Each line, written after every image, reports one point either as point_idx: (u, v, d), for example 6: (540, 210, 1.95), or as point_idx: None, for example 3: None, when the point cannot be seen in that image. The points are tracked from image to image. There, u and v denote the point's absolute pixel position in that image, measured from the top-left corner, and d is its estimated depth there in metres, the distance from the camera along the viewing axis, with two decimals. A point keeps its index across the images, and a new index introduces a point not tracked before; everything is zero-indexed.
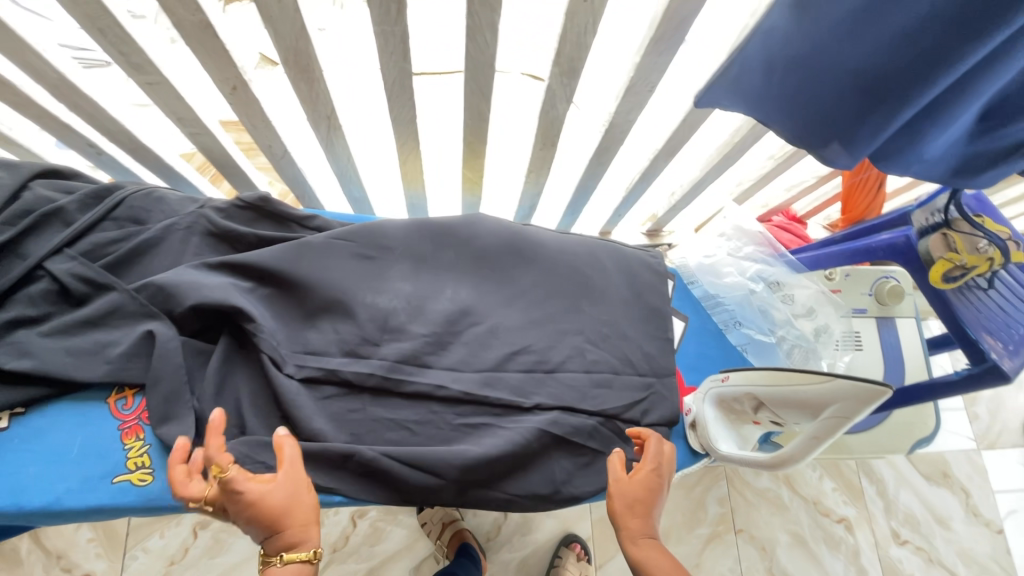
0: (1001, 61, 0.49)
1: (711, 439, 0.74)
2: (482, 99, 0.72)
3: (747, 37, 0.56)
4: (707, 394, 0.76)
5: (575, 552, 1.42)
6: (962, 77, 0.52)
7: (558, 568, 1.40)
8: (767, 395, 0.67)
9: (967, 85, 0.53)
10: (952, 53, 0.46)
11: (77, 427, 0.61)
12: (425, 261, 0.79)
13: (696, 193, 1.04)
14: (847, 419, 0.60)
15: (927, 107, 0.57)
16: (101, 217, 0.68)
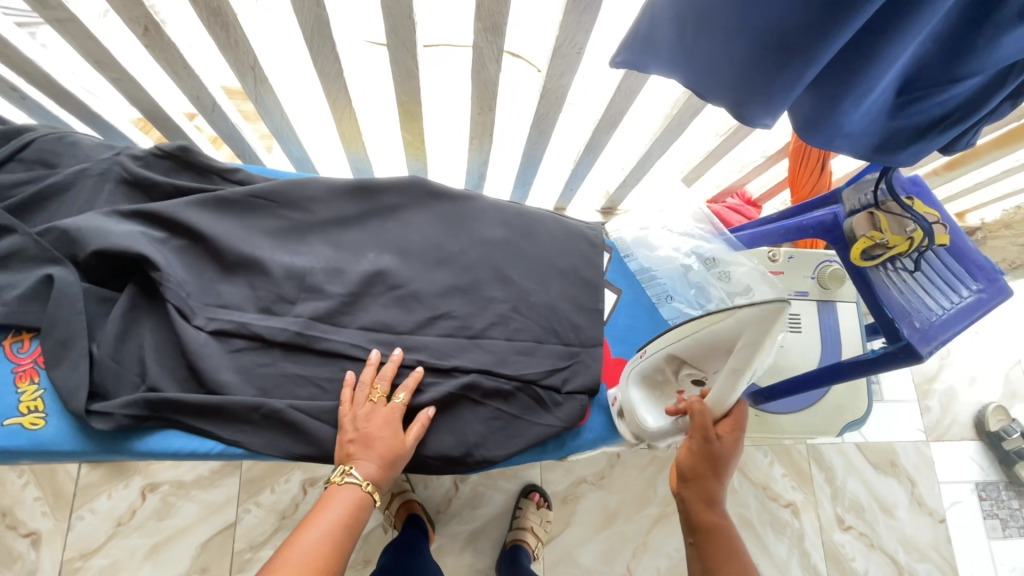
0: (902, 23, 0.48)
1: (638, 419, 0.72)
2: (408, 55, 0.70)
3: None
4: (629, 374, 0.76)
5: (536, 501, 1.48)
6: (867, 39, 0.51)
7: (518, 518, 1.45)
8: (684, 351, 0.67)
9: (873, 48, 0.51)
10: (843, 12, 0.45)
11: None
12: (347, 224, 0.80)
13: (643, 169, 1.04)
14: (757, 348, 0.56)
15: (841, 71, 0.56)
16: (9, 157, 0.68)
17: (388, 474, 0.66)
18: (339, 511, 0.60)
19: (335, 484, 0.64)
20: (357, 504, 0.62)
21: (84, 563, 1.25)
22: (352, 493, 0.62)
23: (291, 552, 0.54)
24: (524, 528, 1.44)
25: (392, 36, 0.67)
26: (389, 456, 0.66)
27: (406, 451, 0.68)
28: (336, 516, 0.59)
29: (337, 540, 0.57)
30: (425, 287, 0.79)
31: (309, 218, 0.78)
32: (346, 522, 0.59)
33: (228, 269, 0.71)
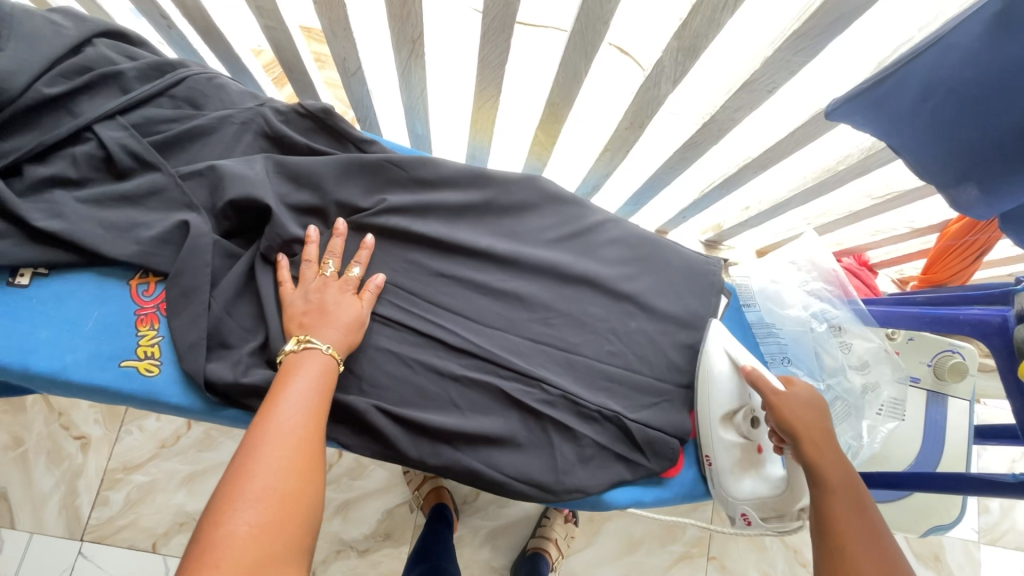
0: None
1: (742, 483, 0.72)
2: (582, 59, 0.65)
3: (919, 48, 0.48)
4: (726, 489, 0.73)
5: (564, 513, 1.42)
6: None
7: (545, 528, 1.39)
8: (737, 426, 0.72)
9: None
10: None
11: (94, 302, 0.59)
12: (466, 213, 0.76)
13: (773, 213, 0.97)
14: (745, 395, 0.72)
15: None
16: (160, 92, 0.64)
17: (352, 345, 0.61)
18: (302, 401, 0.51)
19: (289, 365, 0.55)
20: (325, 371, 0.56)
21: (125, 476, 1.29)
22: (315, 359, 0.56)
23: (259, 447, 0.46)
24: (546, 539, 1.37)
25: (576, 37, 0.61)
26: (347, 325, 0.61)
27: (361, 321, 0.63)
28: (302, 404, 0.51)
29: (310, 426, 0.50)
30: (537, 300, 0.75)
31: (433, 201, 0.73)
32: (311, 404, 0.52)
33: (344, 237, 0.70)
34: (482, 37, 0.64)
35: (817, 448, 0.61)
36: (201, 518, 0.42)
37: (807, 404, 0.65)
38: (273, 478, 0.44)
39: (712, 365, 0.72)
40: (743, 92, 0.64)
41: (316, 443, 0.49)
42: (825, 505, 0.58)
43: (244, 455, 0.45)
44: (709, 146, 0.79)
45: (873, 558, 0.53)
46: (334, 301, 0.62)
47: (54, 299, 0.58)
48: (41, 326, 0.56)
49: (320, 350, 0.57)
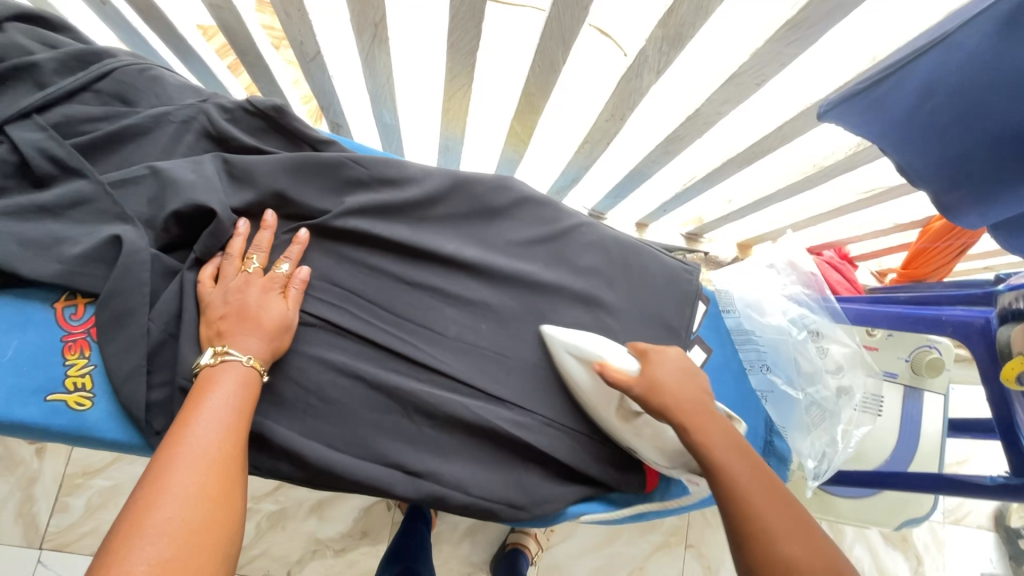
0: None
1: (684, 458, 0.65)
2: (560, 48, 0.60)
3: (922, 48, 0.45)
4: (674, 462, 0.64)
5: None
6: None
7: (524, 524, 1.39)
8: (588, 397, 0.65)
9: None
10: None
11: (14, 329, 0.52)
12: (431, 211, 0.69)
13: (756, 207, 0.94)
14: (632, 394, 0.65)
15: None
16: (84, 86, 0.57)
17: (278, 352, 0.55)
18: (217, 418, 0.46)
19: (204, 379, 0.49)
20: (246, 381, 0.50)
21: (84, 481, 1.23)
22: (231, 369, 0.50)
23: (165, 475, 0.40)
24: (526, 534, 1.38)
25: (553, 24, 0.56)
26: (271, 329, 0.55)
27: (287, 325, 0.57)
28: (216, 421, 0.46)
29: (227, 447, 0.45)
30: (510, 307, 0.71)
31: (394, 206, 0.67)
32: (228, 420, 0.47)
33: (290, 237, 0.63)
34: (450, 20, 0.58)
35: (698, 424, 0.54)
36: (94, 562, 0.36)
37: (672, 379, 0.58)
38: (180, 510, 0.39)
39: (567, 364, 0.66)
40: (731, 87, 0.60)
41: (233, 465, 0.44)
42: (738, 509, 0.47)
43: (144, 485, 0.40)
44: (694, 140, 0.75)
45: (760, 528, 0.46)
46: (251, 302, 0.55)
47: None
48: None
49: (235, 360, 0.51)
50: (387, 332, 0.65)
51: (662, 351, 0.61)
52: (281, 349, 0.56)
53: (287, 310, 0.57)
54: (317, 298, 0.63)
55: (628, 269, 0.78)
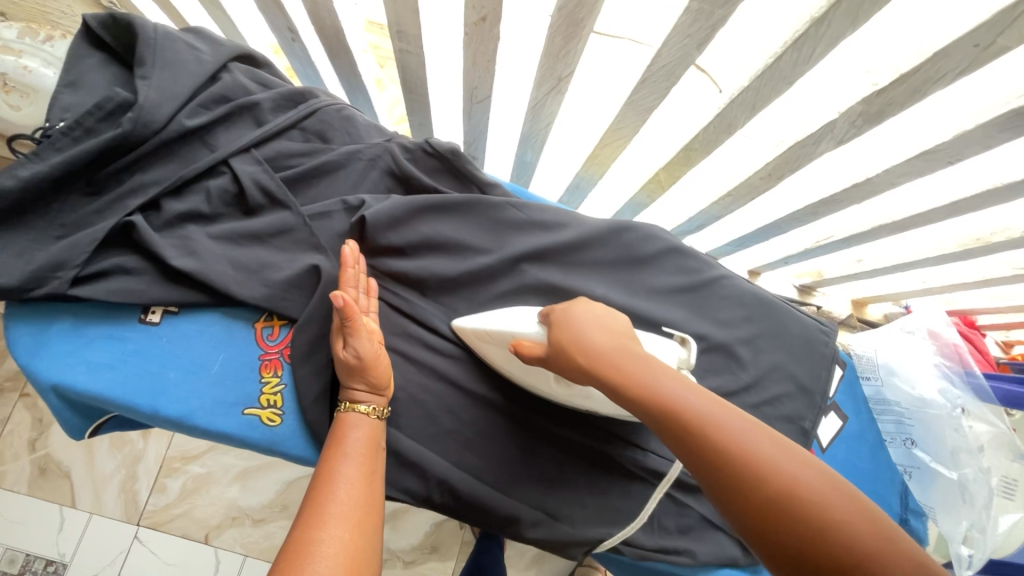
0: None
1: None
2: (743, 112, 0.60)
3: None
4: None
5: None
6: None
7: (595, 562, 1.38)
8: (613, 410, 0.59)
9: None
10: None
11: (221, 345, 0.56)
12: (579, 259, 0.70)
13: (893, 270, 0.90)
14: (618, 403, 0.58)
15: None
16: (292, 124, 0.62)
17: (382, 382, 0.56)
18: (353, 481, 0.49)
19: (335, 439, 0.52)
20: (368, 432, 0.53)
21: (184, 466, 1.30)
22: (350, 422, 0.53)
23: (315, 536, 0.43)
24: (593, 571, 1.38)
25: (747, 93, 0.56)
26: (350, 372, 0.55)
27: (351, 365, 0.54)
28: (352, 483, 0.48)
29: (359, 508, 0.47)
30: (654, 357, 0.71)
31: (549, 252, 0.68)
32: (362, 481, 0.49)
33: (449, 270, 0.64)
34: (640, 81, 0.60)
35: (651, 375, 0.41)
36: None
37: (589, 323, 0.47)
38: (332, 568, 0.41)
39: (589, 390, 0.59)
40: (919, 161, 0.59)
41: (369, 525, 0.46)
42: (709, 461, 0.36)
43: (296, 545, 0.42)
44: (850, 205, 0.74)
45: (777, 477, 0.34)
46: (340, 347, 0.54)
47: (183, 340, 0.56)
48: (169, 368, 0.54)
49: (350, 412, 0.54)
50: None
51: (568, 304, 0.50)
52: (370, 381, 0.55)
53: (346, 351, 0.54)
54: None
55: (766, 326, 0.77)
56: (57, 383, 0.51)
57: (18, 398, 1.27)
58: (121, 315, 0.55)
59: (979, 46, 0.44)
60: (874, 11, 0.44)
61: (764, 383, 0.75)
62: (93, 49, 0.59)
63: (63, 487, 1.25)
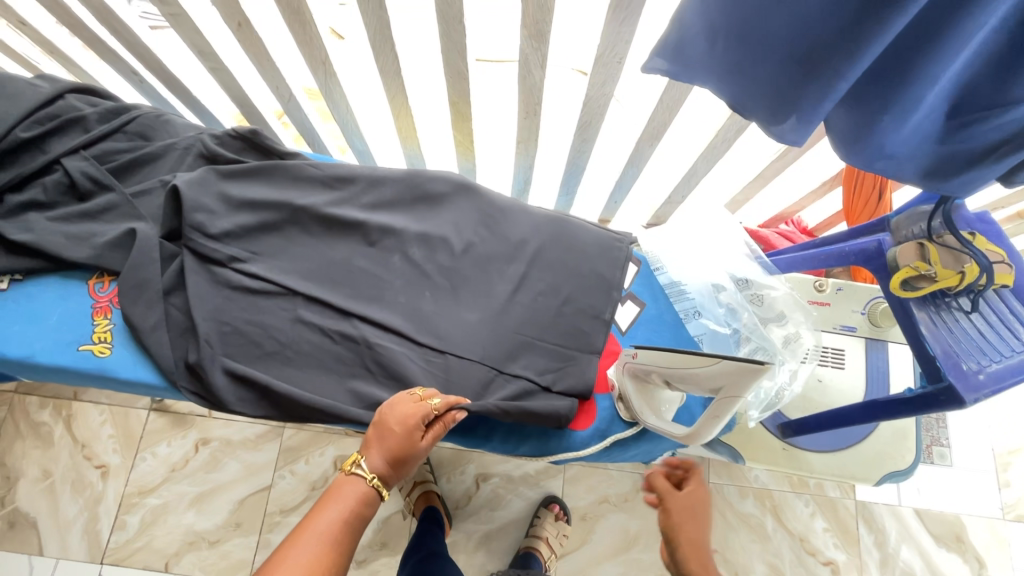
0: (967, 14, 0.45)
1: (638, 412, 0.76)
2: (459, 58, 0.76)
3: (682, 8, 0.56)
4: (623, 367, 0.76)
5: (555, 513, 1.47)
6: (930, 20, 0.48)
7: (535, 527, 1.44)
8: (667, 371, 0.67)
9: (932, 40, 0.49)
10: (872, 27, 0.46)
11: (59, 301, 0.70)
12: (378, 208, 0.84)
13: (688, 186, 1.03)
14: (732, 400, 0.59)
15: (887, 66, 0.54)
16: (115, 129, 0.78)
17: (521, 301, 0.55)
18: (338, 511, 0.58)
19: (329, 490, 0.61)
20: None
21: (140, 500, 1.40)
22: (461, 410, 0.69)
23: None
24: (538, 538, 1.43)
25: (447, 40, 0.72)
26: None
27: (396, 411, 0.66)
28: (335, 512, 0.58)
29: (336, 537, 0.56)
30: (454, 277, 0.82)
31: (346, 202, 0.82)
32: (346, 520, 0.58)
33: (253, 223, 0.77)
34: (373, 48, 0.76)
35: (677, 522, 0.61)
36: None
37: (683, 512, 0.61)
38: (307, 562, 0.53)
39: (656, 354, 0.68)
40: (600, 68, 0.73)
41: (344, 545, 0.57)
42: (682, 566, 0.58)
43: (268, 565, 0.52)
44: (603, 125, 0.88)
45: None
46: None
47: (26, 300, 0.69)
48: (14, 320, 0.68)
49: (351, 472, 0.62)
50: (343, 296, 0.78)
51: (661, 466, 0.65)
52: (386, 455, 0.63)
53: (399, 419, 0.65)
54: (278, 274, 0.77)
55: (556, 240, 0.87)
56: None
57: None
58: None
59: None
60: None
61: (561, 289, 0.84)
62: None
63: (30, 535, 1.35)
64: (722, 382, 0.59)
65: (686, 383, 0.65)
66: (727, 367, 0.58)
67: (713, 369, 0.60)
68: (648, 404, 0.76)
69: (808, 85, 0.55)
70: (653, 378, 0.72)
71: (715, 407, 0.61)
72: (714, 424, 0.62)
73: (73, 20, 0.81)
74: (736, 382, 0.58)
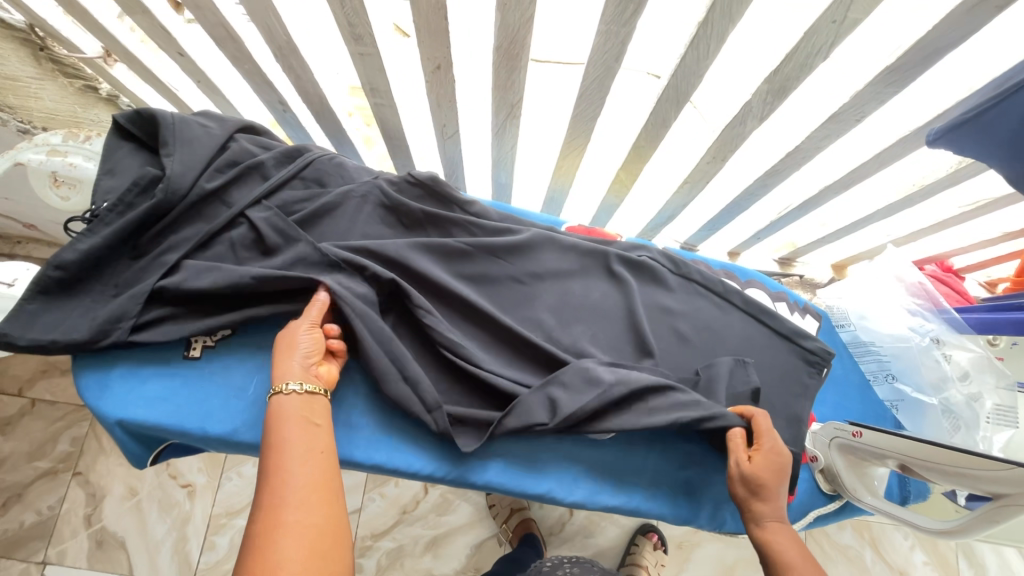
0: None
1: (852, 491, 0.71)
2: (672, 107, 0.69)
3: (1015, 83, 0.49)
4: (833, 443, 0.72)
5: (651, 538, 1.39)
6: None
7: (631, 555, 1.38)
8: (912, 460, 0.63)
9: None
10: None
11: (254, 369, 0.65)
12: (566, 277, 0.78)
13: (852, 228, 0.97)
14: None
15: None
16: (293, 175, 0.73)
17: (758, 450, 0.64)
18: (309, 466, 0.51)
19: (277, 439, 0.53)
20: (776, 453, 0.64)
21: (228, 521, 1.21)
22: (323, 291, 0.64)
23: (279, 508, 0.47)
24: (638, 566, 1.34)
25: (669, 90, 0.66)
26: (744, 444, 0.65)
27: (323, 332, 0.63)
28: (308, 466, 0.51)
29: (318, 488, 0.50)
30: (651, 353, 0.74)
31: (537, 274, 0.77)
32: (308, 433, 0.54)
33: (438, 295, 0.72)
34: (579, 95, 0.70)
35: (760, 494, 0.61)
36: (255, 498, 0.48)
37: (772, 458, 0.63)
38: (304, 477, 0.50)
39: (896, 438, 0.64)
40: (830, 124, 0.67)
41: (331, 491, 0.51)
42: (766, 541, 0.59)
43: (253, 553, 0.44)
44: (792, 171, 0.82)
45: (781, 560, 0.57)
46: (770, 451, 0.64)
47: (221, 369, 0.65)
48: (214, 393, 0.63)
49: (278, 395, 0.56)
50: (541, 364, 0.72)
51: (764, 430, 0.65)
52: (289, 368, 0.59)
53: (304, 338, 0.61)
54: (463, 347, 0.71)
55: (752, 335, 0.80)
56: (121, 418, 0.61)
57: (71, 477, 1.21)
58: (169, 356, 0.65)
59: (839, 22, 0.52)
60: (745, 8, 0.52)
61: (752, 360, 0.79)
62: (122, 140, 0.70)
63: (119, 558, 1.17)
64: (1010, 488, 0.54)
65: (947, 476, 0.60)
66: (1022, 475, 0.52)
67: (1001, 473, 0.54)
68: (862, 483, 0.72)
69: None
70: (884, 459, 0.67)
71: (992, 511, 0.56)
72: (984, 527, 0.57)
73: (239, 52, 0.74)
74: None
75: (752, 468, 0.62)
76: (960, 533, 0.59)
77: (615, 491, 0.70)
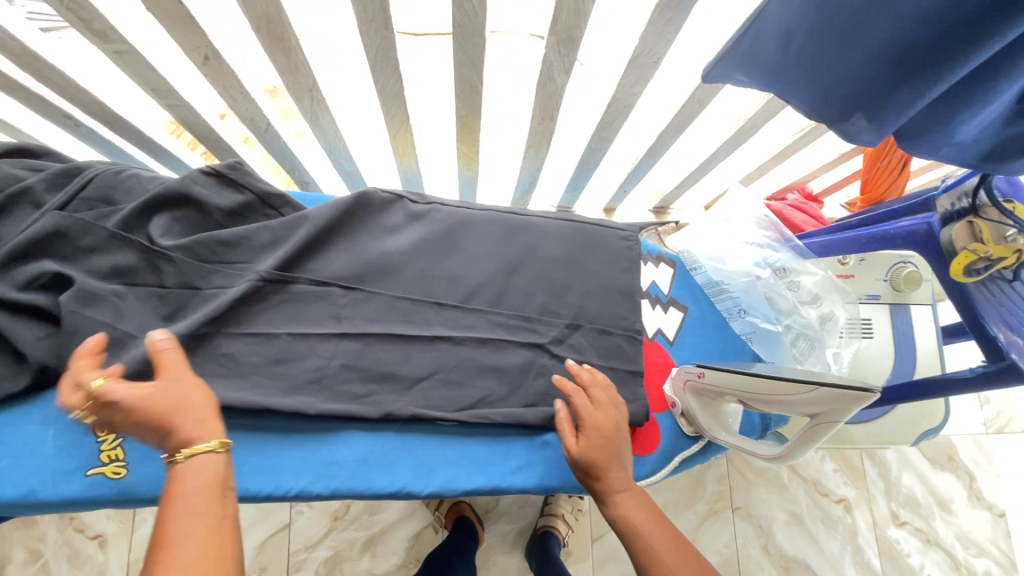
0: None
1: (709, 430, 0.73)
2: (472, 71, 0.66)
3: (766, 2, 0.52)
4: (686, 386, 0.73)
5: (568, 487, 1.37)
6: None
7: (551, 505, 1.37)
8: (742, 394, 0.65)
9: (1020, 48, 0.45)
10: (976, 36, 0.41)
11: (49, 424, 0.59)
12: (448, 234, 0.78)
13: (703, 170, 0.98)
14: (835, 423, 0.56)
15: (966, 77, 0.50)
16: (72, 197, 0.65)
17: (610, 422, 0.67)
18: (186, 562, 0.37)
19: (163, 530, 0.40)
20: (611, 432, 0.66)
21: None
22: (93, 338, 0.53)
23: None
24: (554, 516, 1.32)
25: (460, 53, 0.62)
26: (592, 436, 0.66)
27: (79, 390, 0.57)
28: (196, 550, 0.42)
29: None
30: (511, 323, 0.75)
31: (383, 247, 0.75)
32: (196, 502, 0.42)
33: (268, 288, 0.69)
34: (372, 71, 0.65)
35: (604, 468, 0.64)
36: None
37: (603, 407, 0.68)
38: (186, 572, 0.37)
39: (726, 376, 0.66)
40: (632, 68, 0.65)
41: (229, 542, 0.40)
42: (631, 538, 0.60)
43: None
44: (624, 121, 0.81)
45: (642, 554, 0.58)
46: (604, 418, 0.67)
47: (9, 428, 0.59)
48: (3, 455, 0.58)
49: (184, 460, 0.45)
50: (409, 346, 0.71)
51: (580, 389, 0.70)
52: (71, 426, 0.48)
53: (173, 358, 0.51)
54: (295, 355, 0.67)
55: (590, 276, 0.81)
56: None
57: None
58: None
59: None
60: None
61: (602, 303, 0.81)
62: None
63: None
64: (817, 408, 0.56)
65: (770, 405, 0.62)
66: (823, 395, 0.55)
67: (806, 395, 0.56)
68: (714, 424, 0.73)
69: (897, 88, 0.48)
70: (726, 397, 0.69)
71: (809, 430, 0.59)
72: (806, 447, 0.60)
73: None
74: (831, 409, 0.55)
75: (581, 448, 0.65)
76: (787, 457, 0.62)
77: (475, 474, 0.69)
